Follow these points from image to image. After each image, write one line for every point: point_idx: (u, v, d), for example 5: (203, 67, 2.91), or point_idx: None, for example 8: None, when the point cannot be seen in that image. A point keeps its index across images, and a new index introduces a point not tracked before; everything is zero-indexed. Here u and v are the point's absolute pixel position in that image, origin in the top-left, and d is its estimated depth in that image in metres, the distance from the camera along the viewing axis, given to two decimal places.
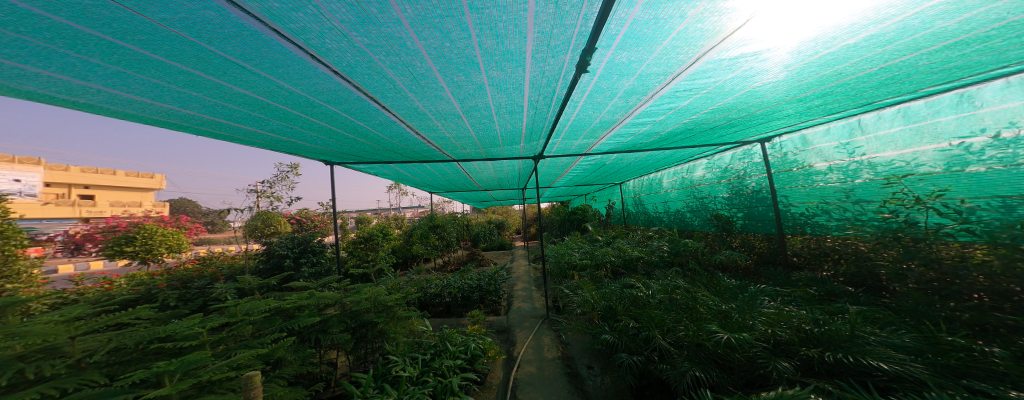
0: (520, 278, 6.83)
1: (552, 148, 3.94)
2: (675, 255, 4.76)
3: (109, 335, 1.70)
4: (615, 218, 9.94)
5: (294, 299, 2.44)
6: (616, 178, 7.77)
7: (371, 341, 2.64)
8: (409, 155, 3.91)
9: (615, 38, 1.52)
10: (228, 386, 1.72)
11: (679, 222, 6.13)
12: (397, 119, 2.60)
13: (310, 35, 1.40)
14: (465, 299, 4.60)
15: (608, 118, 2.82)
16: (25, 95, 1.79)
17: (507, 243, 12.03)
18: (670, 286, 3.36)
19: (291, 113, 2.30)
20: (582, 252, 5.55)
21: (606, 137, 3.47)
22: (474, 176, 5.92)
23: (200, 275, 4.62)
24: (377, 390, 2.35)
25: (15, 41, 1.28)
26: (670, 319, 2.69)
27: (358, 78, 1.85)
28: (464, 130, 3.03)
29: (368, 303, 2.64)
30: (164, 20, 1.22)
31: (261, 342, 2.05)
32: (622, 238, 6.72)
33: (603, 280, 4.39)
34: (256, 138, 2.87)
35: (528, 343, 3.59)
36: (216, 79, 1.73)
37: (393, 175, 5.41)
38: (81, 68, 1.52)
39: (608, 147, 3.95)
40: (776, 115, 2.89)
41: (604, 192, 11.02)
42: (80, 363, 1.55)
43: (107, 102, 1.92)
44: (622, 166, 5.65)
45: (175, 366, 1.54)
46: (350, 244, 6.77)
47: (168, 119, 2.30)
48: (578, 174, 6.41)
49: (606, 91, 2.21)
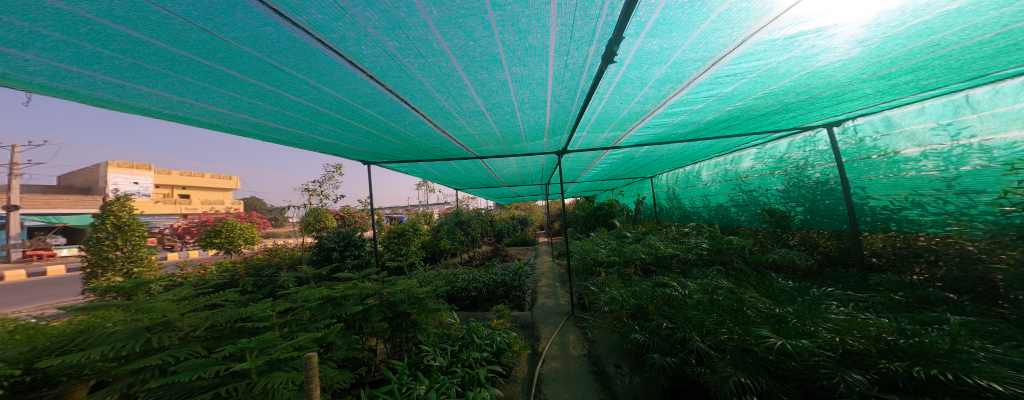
0: (544, 274, 6.80)
1: (576, 142, 3.83)
2: (714, 253, 4.47)
3: (202, 315, 2.01)
4: (645, 215, 9.49)
5: (341, 289, 2.63)
6: (650, 171, 7.39)
7: (405, 331, 2.78)
8: (435, 153, 4.02)
9: (644, 25, 1.43)
10: (292, 365, 1.92)
11: (723, 218, 5.72)
12: (425, 119, 2.67)
13: (348, 43, 1.48)
14: (491, 294, 4.69)
15: (637, 109, 2.67)
16: (143, 112, 2.10)
17: (530, 239, 12.03)
18: (711, 286, 3.14)
19: (335, 116, 2.46)
20: (609, 249, 5.37)
21: (635, 129, 3.29)
22: (497, 172, 5.94)
23: (268, 264, 5.30)
24: (411, 378, 2.48)
25: (134, 66, 1.50)
26: (710, 321, 2.52)
27: (391, 81, 1.93)
28: (488, 127, 3.05)
29: (403, 295, 2.78)
30: (235, 38, 1.35)
31: (317, 327, 2.25)
32: (654, 234, 6.41)
33: (632, 278, 4.22)
34: (308, 142, 3.12)
35: (552, 340, 3.56)
36: (275, 89, 1.90)
37: (421, 173, 5.60)
38: (179, 86, 1.74)
39: (638, 139, 3.76)
40: (844, 97, 2.56)
41: (633, 187, 10.64)
42: (180, 337, 1.84)
43: (199, 114, 2.20)
44: (654, 158, 5.33)
45: (253, 345, 1.76)
46: (385, 238, 7.18)
47: (242, 128, 2.58)
48: (605, 168, 6.17)
49: (635, 82, 2.10)
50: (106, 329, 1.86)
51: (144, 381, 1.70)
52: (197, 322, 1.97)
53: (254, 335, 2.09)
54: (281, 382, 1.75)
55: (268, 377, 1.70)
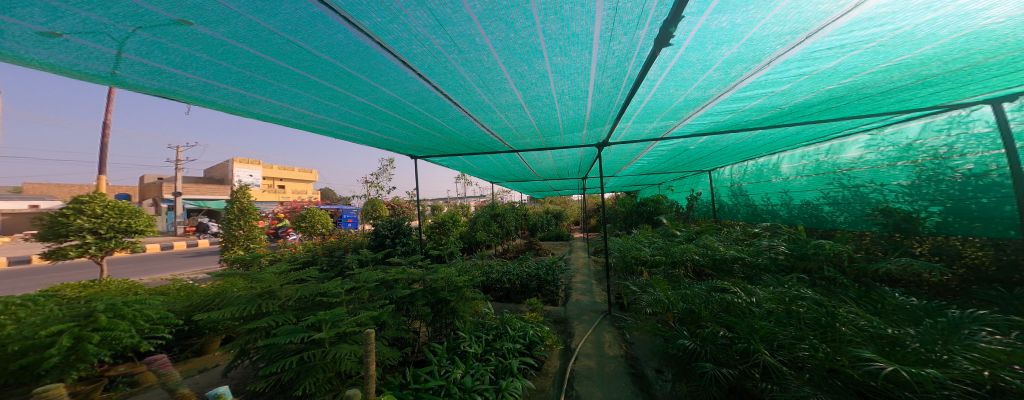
0: (579, 270, 6.62)
1: (619, 134, 3.59)
2: (793, 258, 3.84)
3: (291, 288, 2.41)
4: (700, 213, 8.56)
5: (393, 273, 2.87)
6: (713, 164, 6.58)
7: (445, 316, 2.94)
8: (474, 147, 4.12)
9: (709, 0, 1.27)
10: (355, 338, 2.18)
11: (811, 217, 4.85)
12: (466, 113, 2.75)
13: (401, 43, 1.58)
14: (525, 286, 4.72)
15: (695, 95, 2.41)
16: (255, 117, 2.55)
17: (566, 234, 11.81)
18: (788, 296, 2.74)
19: (391, 114, 2.66)
20: (654, 248, 5.00)
21: (692, 117, 2.97)
22: (533, 165, 5.86)
23: (334, 247, 6.10)
24: (449, 361, 2.63)
25: (246, 77, 1.81)
26: (786, 334, 2.22)
27: (436, 78, 2.01)
28: (528, 120, 3.02)
29: (443, 283, 2.92)
30: (316, 47, 1.54)
31: (374, 306, 2.50)
32: (711, 234, 5.79)
33: (687, 282, 3.77)
34: (369, 138, 3.45)
35: (586, 338, 3.45)
36: (345, 91, 2.12)
37: (459, 166, 5.77)
38: (275, 92, 2.05)
39: (695, 129, 3.40)
40: (995, 63, 1.98)
41: (687, 181, 9.64)
42: (275, 304, 2.24)
43: (289, 116, 2.57)
44: (714, 149, 4.75)
45: (327, 317, 2.03)
46: (427, 228, 7.64)
47: (319, 128, 2.95)
48: (650, 160, 5.65)
49: (696, 64, 1.88)
50: (236, 294, 2.34)
51: (252, 340, 2.08)
52: (290, 293, 2.37)
53: (328, 308, 2.43)
54: (346, 353, 2.01)
55: (338, 346, 1.96)
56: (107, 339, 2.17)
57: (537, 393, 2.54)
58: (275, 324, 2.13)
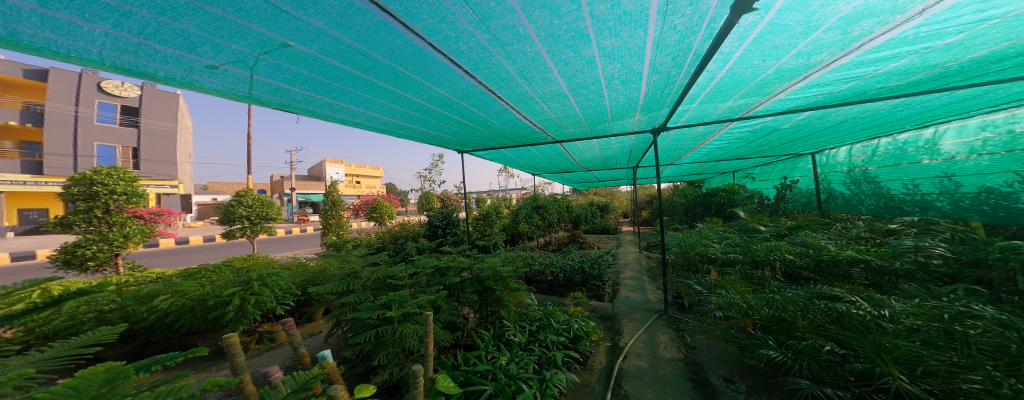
0: (628, 266, 6.13)
1: (682, 117, 3.15)
2: (959, 265, 2.89)
3: (367, 271, 2.78)
4: (794, 205, 7.19)
5: (445, 261, 3.07)
6: (821, 144, 5.32)
7: (490, 304, 3.03)
8: (516, 139, 4.10)
9: None
10: (417, 319, 2.41)
11: (1001, 210, 3.62)
12: (510, 107, 2.74)
13: (448, 42, 1.64)
14: (568, 279, 4.56)
15: (789, 64, 1.96)
16: (334, 122, 2.95)
17: (611, 227, 11.13)
18: (938, 311, 2.09)
19: (441, 112, 2.81)
20: (726, 245, 4.34)
21: (785, 91, 2.44)
22: (576, 156, 5.58)
23: (394, 236, 6.80)
24: (494, 347, 2.72)
25: (330, 87, 2.11)
26: (940, 360, 1.71)
27: (482, 73, 2.05)
28: (574, 109, 2.87)
29: (488, 272, 3.01)
30: (380, 53, 1.71)
31: (431, 290, 2.71)
32: (815, 229, 4.74)
33: (783, 287, 3.13)
34: (421, 135, 3.70)
35: (636, 335, 3.18)
36: (404, 93, 2.32)
37: (501, 160, 5.82)
38: (349, 98, 2.34)
39: (792, 104, 2.79)
40: None
41: (774, 167, 8.10)
42: (357, 284, 2.62)
43: (359, 119, 2.90)
44: (818, 127, 3.82)
45: (396, 298, 2.30)
46: (473, 219, 7.94)
47: (382, 128, 3.27)
48: (724, 145, 4.86)
49: (792, 28, 1.54)
50: (332, 274, 2.83)
51: (343, 312, 2.49)
52: (368, 274, 2.74)
53: (396, 289, 2.73)
54: (410, 332, 2.24)
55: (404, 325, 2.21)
56: (259, 302, 2.83)
57: (581, 386, 2.48)
58: (357, 300, 2.48)
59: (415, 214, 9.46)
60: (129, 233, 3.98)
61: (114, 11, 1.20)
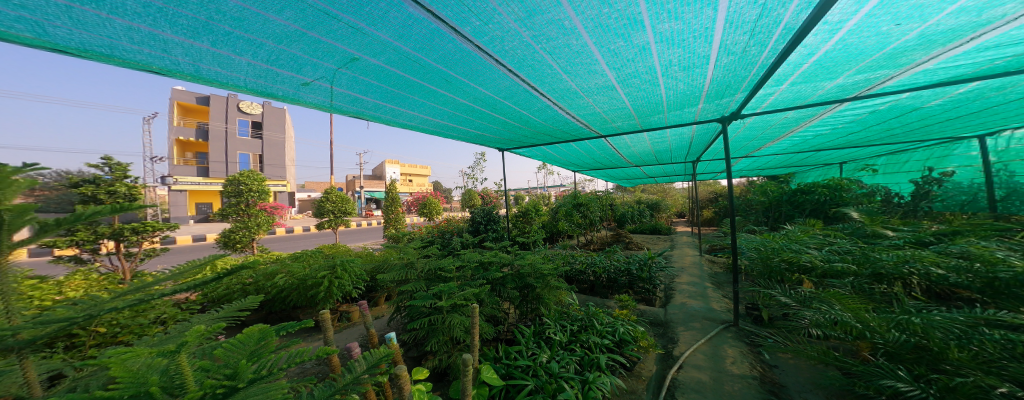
0: (685, 270, 5.50)
1: (765, 102, 2.65)
2: None
3: (417, 262, 2.97)
4: (942, 204, 5.50)
5: (488, 256, 3.11)
6: (986, 123, 4.05)
7: (530, 301, 2.99)
8: (556, 136, 3.90)
9: None
10: (465, 312, 2.51)
11: None
12: (552, 103, 2.61)
13: (494, 42, 1.64)
14: (612, 280, 4.27)
15: (942, 25, 1.54)
16: (391, 125, 3.18)
17: (663, 227, 10.17)
18: None
19: (486, 112, 2.83)
20: (830, 252, 3.54)
21: (935, 59, 1.92)
22: (623, 151, 5.17)
23: (438, 231, 7.18)
24: (535, 344, 2.67)
25: (391, 93, 2.29)
26: None
27: (525, 71, 2.00)
28: (623, 103, 2.60)
29: (530, 269, 2.98)
30: (432, 59, 1.79)
31: (476, 284, 2.77)
32: (965, 236, 3.62)
33: (927, 309, 2.41)
34: (465, 135, 3.76)
35: (695, 346, 2.84)
36: (452, 96, 2.39)
37: (541, 157, 5.68)
38: (405, 103, 2.51)
39: (949, 74, 2.20)
40: None
41: (911, 154, 6.47)
42: (414, 275, 2.86)
43: (412, 121, 3.08)
44: (990, 102, 2.97)
45: (445, 289, 2.41)
46: (513, 217, 7.94)
47: (431, 129, 3.43)
48: (828, 131, 4.03)
49: None
50: (393, 263, 3.10)
51: (402, 300, 2.72)
52: (422, 266, 2.93)
53: (445, 280, 2.86)
54: (457, 323, 2.34)
55: (453, 316, 2.32)
56: (338, 285, 3.27)
57: (627, 393, 2.31)
58: (412, 288, 2.67)
59: (459, 211, 9.85)
60: (259, 223, 4.91)
61: (252, 44, 1.48)
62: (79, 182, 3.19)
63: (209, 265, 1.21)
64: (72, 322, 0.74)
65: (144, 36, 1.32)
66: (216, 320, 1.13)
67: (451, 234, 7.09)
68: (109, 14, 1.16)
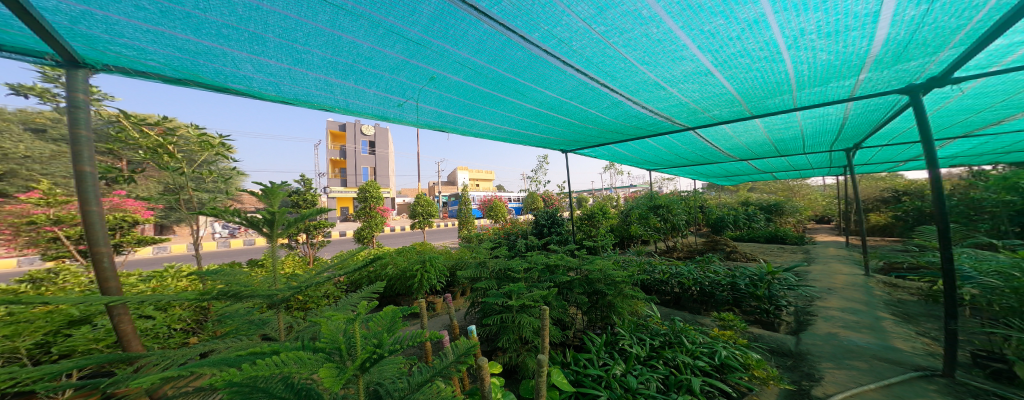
0: (833, 292, 4.25)
1: (1014, 53, 1.85)
2: None
3: (486, 262, 3.11)
4: None
5: (554, 258, 3.05)
6: None
7: (602, 310, 2.80)
8: (629, 133, 3.61)
9: None
10: (536, 313, 2.53)
11: None
12: (626, 98, 2.43)
13: (562, 44, 1.63)
14: (700, 294, 3.72)
15: None
16: (462, 134, 3.45)
17: (784, 235, 8.21)
18: None
19: (552, 115, 2.81)
20: None
21: None
22: (722, 143, 4.42)
23: (505, 233, 7.43)
24: (607, 355, 2.50)
25: (466, 105, 2.48)
26: None
27: (594, 68, 1.91)
28: (717, 88, 2.24)
29: (601, 274, 2.79)
30: (502, 68, 1.88)
31: (544, 287, 2.74)
32: None
33: None
34: (528, 139, 3.80)
35: (855, 390, 2.12)
36: (518, 102, 2.46)
37: (611, 156, 5.36)
38: (477, 112, 2.68)
39: None
40: None
41: None
42: (486, 273, 3.01)
43: (481, 130, 3.27)
44: None
45: (515, 289, 2.48)
46: (578, 219, 7.64)
47: (497, 135, 3.58)
48: None
49: None
50: (468, 262, 3.32)
51: (476, 296, 2.93)
52: (492, 264, 3.04)
53: (512, 281, 2.92)
54: (528, 323, 2.40)
55: (523, 317, 2.37)
56: (426, 277, 3.72)
57: None
58: (484, 286, 2.81)
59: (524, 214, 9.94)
60: (374, 223, 5.97)
61: (371, 76, 1.82)
62: (294, 192, 4.56)
63: (352, 257, 1.57)
64: (296, 290, 1.11)
65: (313, 81, 1.81)
66: (351, 298, 1.44)
67: (517, 236, 7.24)
68: (289, 66, 1.60)
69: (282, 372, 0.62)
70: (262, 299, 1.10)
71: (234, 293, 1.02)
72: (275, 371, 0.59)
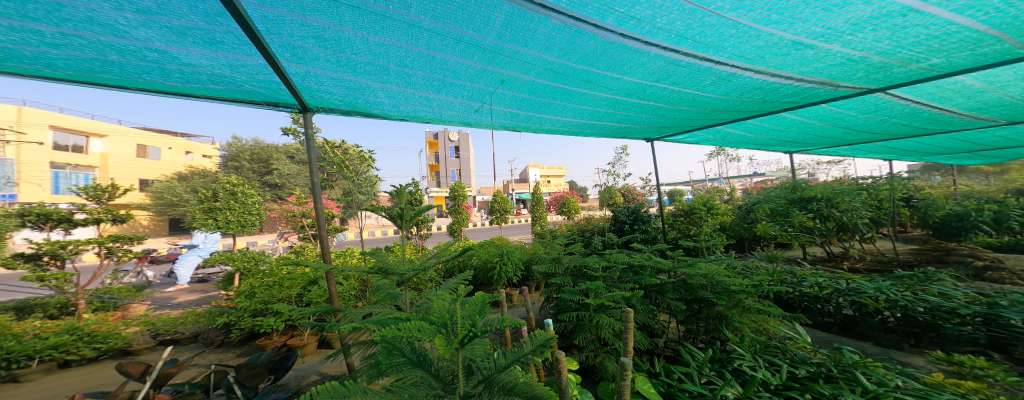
0: None
1: None
2: None
3: (560, 258, 3.09)
4: None
5: (640, 258, 2.79)
6: None
7: (707, 321, 2.43)
8: (745, 110, 2.84)
9: None
10: (618, 315, 2.39)
11: None
12: (740, 69, 1.91)
13: (643, 23, 1.45)
14: (899, 322, 2.45)
15: None
16: (539, 131, 3.52)
17: None
18: None
19: (632, 102, 2.57)
20: None
21: None
22: (969, 101, 2.85)
23: (583, 229, 7.16)
24: (714, 373, 2.06)
25: (540, 103, 2.52)
26: None
27: (688, 43, 1.62)
28: (935, 27, 1.41)
29: (705, 280, 2.41)
30: (574, 61, 1.82)
31: (626, 288, 2.53)
32: None
33: None
34: (606, 130, 3.60)
35: None
36: (592, 92, 2.35)
37: (720, 140, 4.54)
38: (551, 108, 2.66)
39: None
40: None
41: None
42: (562, 269, 2.98)
43: (555, 125, 3.26)
44: None
45: (592, 287, 2.38)
46: (670, 215, 6.74)
47: (572, 129, 3.52)
48: None
49: None
50: (543, 257, 3.34)
51: (551, 291, 2.93)
52: (570, 261, 2.99)
53: (591, 280, 2.80)
54: (608, 324, 2.30)
55: (602, 318, 2.28)
56: (503, 269, 3.97)
57: None
58: (560, 282, 2.79)
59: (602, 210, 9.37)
60: (459, 218, 6.62)
61: (458, 87, 2.04)
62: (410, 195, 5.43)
63: (450, 247, 1.79)
64: (416, 271, 1.39)
65: (414, 98, 2.17)
66: (448, 285, 1.62)
67: (595, 233, 6.88)
68: (403, 88, 1.97)
69: (413, 335, 0.78)
70: (397, 277, 1.43)
71: (380, 268, 1.39)
72: (406, 334, 0.75)
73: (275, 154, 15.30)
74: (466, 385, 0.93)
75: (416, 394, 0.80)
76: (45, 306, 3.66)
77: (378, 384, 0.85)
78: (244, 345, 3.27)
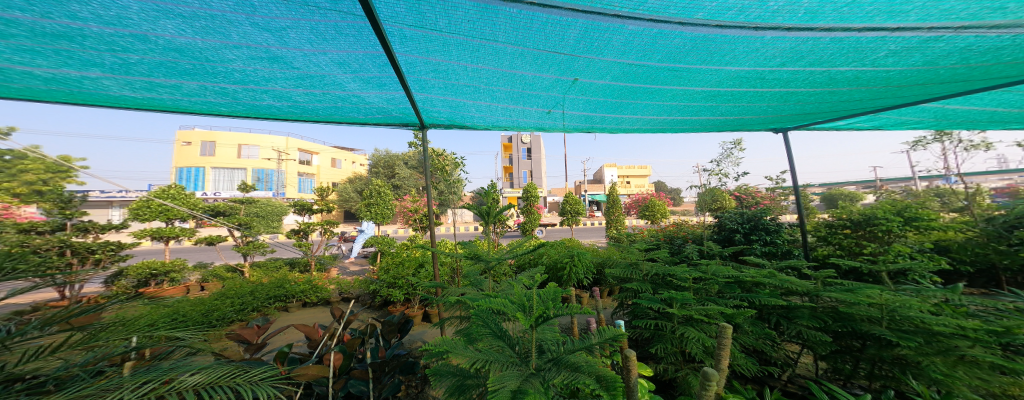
0: None
1: None
2: None
3: (635, 262, 2.82)
4: None
5: (753, 273, 2.30)
6: None
7: (872, 365, 1.74)
8: (977, 78, 1.90)
9: None
10: (710, 331, 2.06)
11: None
12: (925, 35, 1.39)
13: (747, 11, 1.24)
14: None
15: None
16: (621, 130, 3.29)
17: None
18: None
19: (739, 92, 2.18)
20: None
21: None
22: None
23: (677, 236, 6.26)
24: None
25: (620, 103, 2.37)
26: None
27: (829, 17, 1.28)
28: None
29: (877, 312, 1.73)
30: (659, 60, 1.67)
31: (726, 303, 2.16)
32: None
33: None
34: (707, 124, 3.11)
35: None
36: (684, 87, 2.09)
37: (920, 124, 3.16)
38: (634, 107, 2.47)
39: None
40: None
41: None
42: (639, 274, 2.73)
43: (638, 124, 3.02)
44: None
45: (678, 296, 2.13)
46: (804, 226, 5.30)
47: (659, 126, 3.18)
48: None
49: None
50: (618, 261, 3.09)
51: (626, 296, 2.72)
52: (649, 266, 2.71)
53: (677, 290, 2.49)
54: (695, 338, 2.03)
55: (688, 330, 2.02)
56: (575, 269, 3.86)
57: None
58: (636, 288, 2.58)
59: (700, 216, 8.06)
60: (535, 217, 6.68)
61: (536, 96, 2.10)
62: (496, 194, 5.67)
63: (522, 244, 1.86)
64: (498, 261, 1.53)
65: (496, 110, 2.33)
66: (525, 276, 1.69)
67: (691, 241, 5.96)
68: (487, 102, 2.14)
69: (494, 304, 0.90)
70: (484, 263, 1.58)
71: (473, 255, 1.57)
72: None
73: (397, 161, 18.42)
74: (536, 361, 0.98)
75: (498, 359, 0.91)
76: (299, 265, 5.52)
77: (473, 348, 0.97)
78: (379, 310, 4.01)
